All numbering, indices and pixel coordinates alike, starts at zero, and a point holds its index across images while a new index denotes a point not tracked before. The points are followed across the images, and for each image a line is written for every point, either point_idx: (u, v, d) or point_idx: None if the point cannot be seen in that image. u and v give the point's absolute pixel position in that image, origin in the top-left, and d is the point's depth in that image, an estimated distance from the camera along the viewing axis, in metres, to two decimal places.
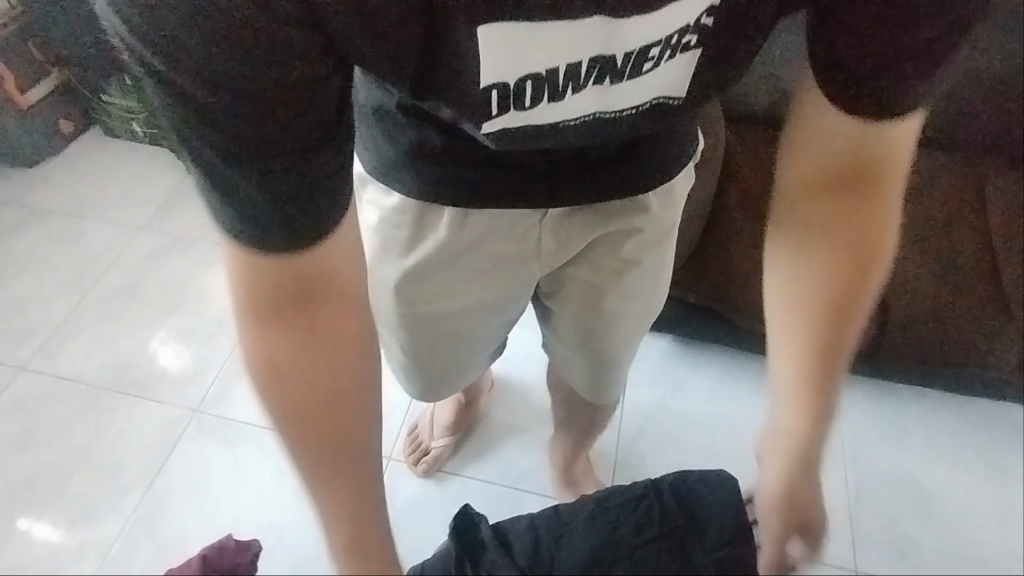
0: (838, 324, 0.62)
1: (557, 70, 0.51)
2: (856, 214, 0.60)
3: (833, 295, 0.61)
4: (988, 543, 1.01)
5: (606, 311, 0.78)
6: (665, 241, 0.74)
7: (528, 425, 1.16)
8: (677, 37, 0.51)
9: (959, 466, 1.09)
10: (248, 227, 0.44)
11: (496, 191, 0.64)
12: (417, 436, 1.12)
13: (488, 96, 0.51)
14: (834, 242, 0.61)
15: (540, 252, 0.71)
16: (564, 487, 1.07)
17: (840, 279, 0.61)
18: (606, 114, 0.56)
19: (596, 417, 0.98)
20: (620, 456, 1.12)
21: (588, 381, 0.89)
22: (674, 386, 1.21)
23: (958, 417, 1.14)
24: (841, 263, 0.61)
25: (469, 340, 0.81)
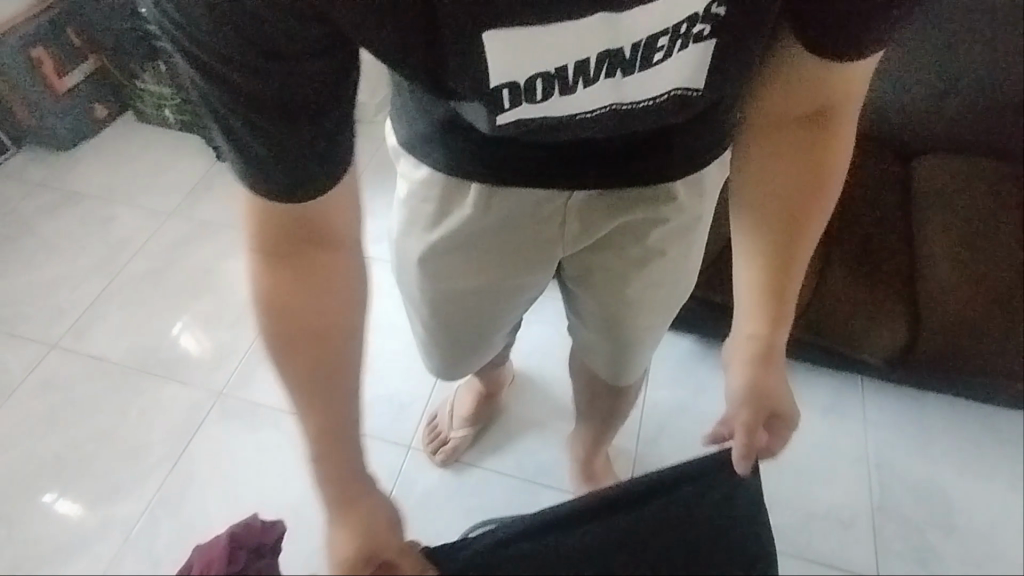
0: (789, 256, 0.67)
1: (566, 68, 0.52)
2: (809, 156, 0.65)
3: (787, 229, 0.66)
4: (1008, 547, 1.00)
5: (631, 297, 0.78)
6: (694, 231, 0.73)
7: (547, 420, 1.16)
8: (686, 26, 0.53)
9: (978, 471, 1.07)
10: (260, 173, 0.47)
11: (518, 175, 0.64)
12: (435, 425, 1.13)
13: (499, 95, 0.53)
14: (790, 188, 0.66)
15: (564, 235, 0.71)
16: (585, 482, 1.06)
17: (793, 222, 0.66)
18: (622, 107, 0.57)
19: (615, 407, 0.98)
20: (640, 453, 1.12)
21: (609, 364, 0.89)
22: (694, 384, 1.20)
23: (979, 423, 1.12)
24: (797, 197, 0.66)
25: (492, 319, 0.82)
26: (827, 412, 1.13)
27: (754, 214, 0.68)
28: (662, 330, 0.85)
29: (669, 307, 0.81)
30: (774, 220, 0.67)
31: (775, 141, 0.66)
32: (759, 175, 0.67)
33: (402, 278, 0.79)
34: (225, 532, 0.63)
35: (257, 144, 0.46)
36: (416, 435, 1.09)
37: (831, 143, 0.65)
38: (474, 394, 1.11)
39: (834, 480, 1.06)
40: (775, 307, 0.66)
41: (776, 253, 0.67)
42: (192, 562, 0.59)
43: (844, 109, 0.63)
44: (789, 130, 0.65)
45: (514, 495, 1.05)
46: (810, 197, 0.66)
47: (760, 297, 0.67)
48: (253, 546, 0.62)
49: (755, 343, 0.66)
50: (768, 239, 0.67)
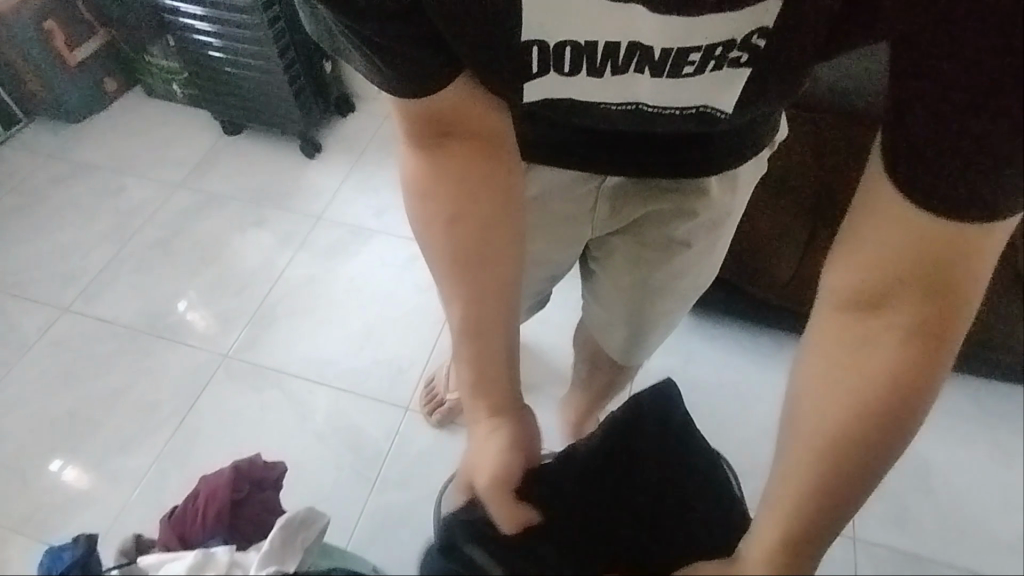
0: (848, 462, 0.42)
1: (596, 44, 0.52)
2: (905, 325, 0.42)
3: (854, 419, 0.42)
4: (981, 512, 1.04)
5: (652, 282, 0.80)
6: (722, 226, 0.75)
7: (542, 383, 1.19)
8: (721, 49, 0.50)
9: (957, 438, 1.11)
10: (391, 78, 0.50)
11: (545, 150, 0.66)
12: (432, 387, 1.15)
13: (529, 51, 0.52)
14: (858, 363, 0.43)
15: (595, 216, 0.74)
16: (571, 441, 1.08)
17: (862, 418, 0.42)
18: (647, 107, 0.57)
19: (615, 377, 1.01)
20: None
21: (624, 343, 0.90)
22: (686, 353, 1.23)
23: (960, 394, 1.16)
24: (873, 371, 0.42)
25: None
26: None
27: (803, 401, 0.44)
28: (678, 315, 0.86)
29: (688, 296, 0.83)
30: (827, 405, 0.43)
31: (859, 302, 0.44)
32: (831, 329, 0.45)
33: None
34: (230, 465, 0.67)
35: (386, 52, 0.49)
36: (413, 397, 1.18)
37: (932, 324, 0.42)
38: None
39: None
40: (811, 524, 0.42)
41: (818, 457, 0.42)
42: (197, 490, 0.64)
43: (965, 286, 0.42)
44: (873, 290, 0.43)
45: None
46: (895, 381, 0.42)
47: (800, 504, 0.42)
48: (256, 480, 0.67)
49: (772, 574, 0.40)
50: (819, 426, 0.43)
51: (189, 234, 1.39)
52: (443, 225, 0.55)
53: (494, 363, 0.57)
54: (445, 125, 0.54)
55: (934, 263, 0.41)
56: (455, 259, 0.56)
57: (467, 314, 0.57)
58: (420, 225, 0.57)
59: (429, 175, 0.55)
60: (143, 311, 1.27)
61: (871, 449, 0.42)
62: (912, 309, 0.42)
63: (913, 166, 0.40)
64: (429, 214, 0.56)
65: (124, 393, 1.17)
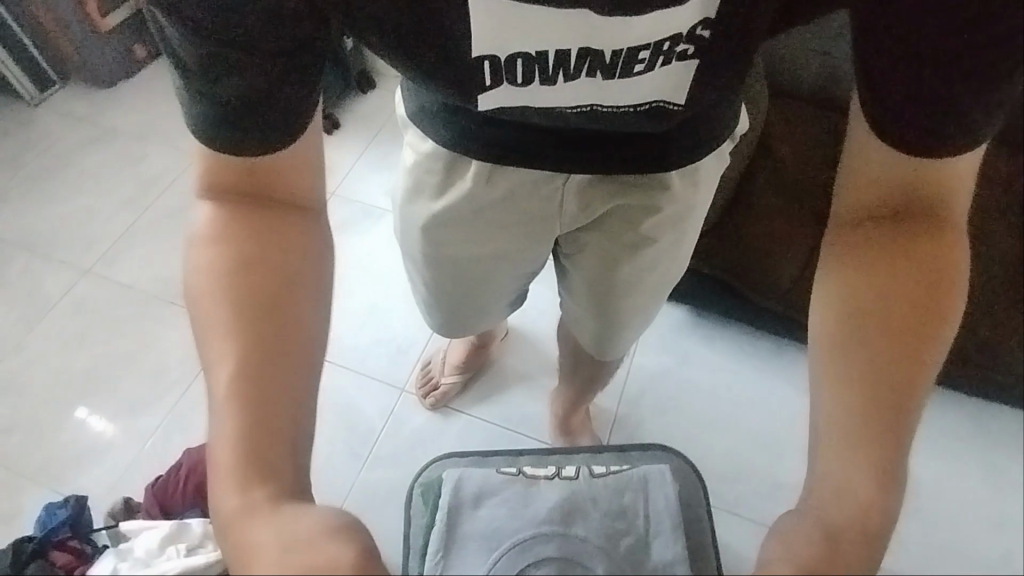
0: (893, 395, 0.40)
1: (547, 53, 0.52)
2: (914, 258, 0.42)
3: (885, 349, 0.41)
4: (950, 528, 1.08)
5: (621, 279, 0.78)
6: (687, 221, 0.73)
7: (536, 374, 1.21)
8: (668, 44, 0.51)
9: (935, 451, 1.14)
10: (231, 120, 0.43)
11: (504, 155, 0.64)
12: (428, 370, 1.18)
13: (480, 66, 0.53)
14: (877, 297, 0.42)
15: (563, 213, 0.72)
16: (561, 435, 1.12)
17: (890, 351, 0.41)
18: (602, 107, 0.57)
19: (599, 372, 1.00)
20: (620, 415, 1.17)
21: (595, 339, 0.90)
22: (684, 353, 1.22)
23: (945, 409, 1.18)
24: (889, 303, 0.42)
25: (487, 292, 0.87)
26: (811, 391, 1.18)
27: (825, 350, 0.43)
28: (651, 309, 0.86)
29: (660, 291, 0.82)
30: (851, 346, 0.42)
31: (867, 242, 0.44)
32: (845, 271, 0.44)
33: (404, 239, 0.81)
34: (213, 443, 0.72)
35: (233, 87, 0.42)
36: (410, 378, 1.21)
37: (939, 248, 0.42)
38: (466, 346, 1.13)
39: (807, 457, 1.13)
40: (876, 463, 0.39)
41: (857, 390, 0.40)
42: None
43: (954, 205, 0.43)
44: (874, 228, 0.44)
45: (497, 444, 1.14)
46: (915, 313, 0.41)
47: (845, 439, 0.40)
48: None
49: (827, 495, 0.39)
50: (845, 366, 0.41)
51: None
52: (228, 265, 0.43)
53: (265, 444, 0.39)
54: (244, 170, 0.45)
55: (920, 189, 0.43)
56: (232, 300, 0.43)
57: (236, 375, 0.41)
58: (198, 261, 0.44)
59: (205, 226, 0.45)
60: (155, 277, 1.30)
61: (909, 383, 0.40)
62: (917, 240, 0.42)
63: (889, 123, 0.41)
64: (221, 249, 0.44)
65: (138, 356, 1.22)
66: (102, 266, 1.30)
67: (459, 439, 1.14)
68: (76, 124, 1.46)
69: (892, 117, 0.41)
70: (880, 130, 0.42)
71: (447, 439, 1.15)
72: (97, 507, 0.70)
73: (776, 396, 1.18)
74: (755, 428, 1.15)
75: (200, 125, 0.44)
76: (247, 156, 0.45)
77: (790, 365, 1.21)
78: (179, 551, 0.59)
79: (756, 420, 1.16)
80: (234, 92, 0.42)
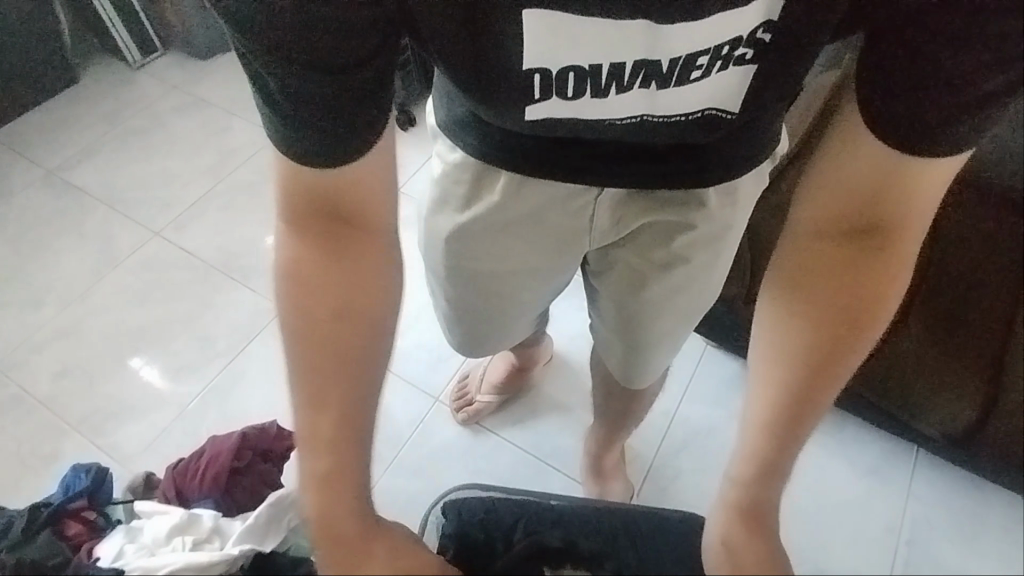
0: (815, 371, 0.51)
1: (600, 67, 0.51)
2: (859, 258, 0.51)
3: (819, 339, 0.51)
4: None
5: (647, 299, 0.74)
6: (723, 240, 0.69)
7: (573, 406, 1.16)
8: (728, 48, 0.49)
9: (997, 557, 1.03)
10: (298, 133, 0.44)
11: (545, 165, 0.63)
12: (465, 385, 1.15)
13: (530, 78, 0.52)
14: (811, 303, 0.52)
15: (593, 228, 0.69)
16: (591, 477, 1.05)
17: (816, 345, 0.51)
18: (652, 118, 0.55)
19: (631, 410, 0.94)
20: (656, 463, 1.11)
21: (622, 366, 0.85)
22: (733, 409, 1.15)
23: (1014, 513, 1.06)
24: (831, 296, 0.51)
25: (512, 312, 0.81)
26: (865, 472, 1.10)
27: (793, 314, 0.52)
28: (681, 337, 0.80)
29: (690, 317, 0.77)
30: (808, 315, 0.51)
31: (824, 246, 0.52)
32: (806, 269, 0.52)
33: (427, 253, 0.78)
34: (240, 429, 0.69)
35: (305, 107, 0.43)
36: (445, 389, 1.18)
37: (875, 261, 0.50)
38: (507, 366, 1.11)
39: (854, 543, 1.04)
40: (789, 428, 0.51)
41: (792, 372, 0.51)
42: (204, 448, 0.67)
43: (909, 219, 0.49)
44: (823, 246, 0.52)
45: (522, 471, 1.10)
46: (852, 308, 0.50)
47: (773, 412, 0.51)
48: (260, 451, 0.69)
49: (757, 458, 0.51)
50: (779, 358, 0.52)
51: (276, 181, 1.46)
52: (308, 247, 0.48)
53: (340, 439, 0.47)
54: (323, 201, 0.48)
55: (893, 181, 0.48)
56: (316, 290, 0.48)
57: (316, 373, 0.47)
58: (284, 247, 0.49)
59: (288, 267, 0.49)
60: (218, 246, 1.34)
61: (836, 361, 0.51)
62: (860, 258, 0.50)
63: (895, 119, 0.44)
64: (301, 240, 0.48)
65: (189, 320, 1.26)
66: (171, 230, 1.34)
67: (485, 460, 1.11)
68: (168, 90, 1.52)
69: (887, 106, 0.44)
70: (874, 125, 0.46)
71: (474, 459, 1.11)
72: (110, 472, 0.65)
73: (822, 467, 1.10)
74: (802, 503, 1.07)
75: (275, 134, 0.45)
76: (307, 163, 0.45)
77: (848, 441, 1.12)
78: (187, 544, 0.56)
79: (803, 494, 1.08)
80: (308, 108, 0.43)
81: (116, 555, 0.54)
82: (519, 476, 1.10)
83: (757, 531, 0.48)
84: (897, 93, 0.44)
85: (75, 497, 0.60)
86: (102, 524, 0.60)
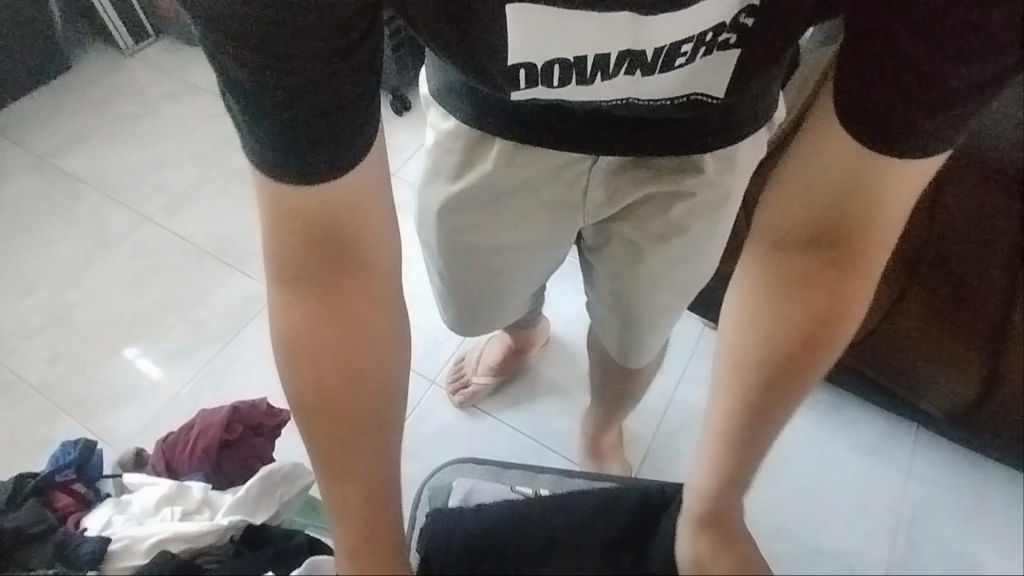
0: (775, 388, 0.48)
1: (585, 59, 0.50)
2: (823, 269, 0.48)
3: (781, 354, 0.48)
4: None
5: (644, 272, 0.73)
6: (722, 210, 0.67)
7: (571, 388, 1.15)
8: (711, 35, 0.49)
9: (995, 532, 1.02)
10: (279, 155, 0.41)
11: (537, 136, 0.62)
12: (462, 366, 1.14)
13: (515, 73, 0.52)
14: (779, 310, 0.48)
15: (587, 202, 0.68)
16: (588, 457, 1.05)
17: (781, 355, 0.48)
18: (637, 101, 0.55)
19: (629, 389, 0.93)
20: (654, 445, 1.11)
21: (619, 343, 0.83)
22: None
23: (1010, 488, 1.06)
24: (794, 310, 0.48)
25: (508, 287, 0.80)
26: (865, 452, 1.09)
27: (754, 329, 0.49)
28: (680, 312, 0.79)
29: (688, 291, 0.76)
30: (770, 332, 0.48)
31: (787, 258, 0.49)
32: (768, 283, 0.49)
33: (420, 228, 0.77)
34: (232, 403, 0.69)
35: (285, 129, 0.40)
36: (442, 371, 1.17)
37: (845, 263, 0.47)
38: (504, 347, 1.10)
39: (853, 520, 1.04)
40: (749, 445, 0.48)
41: (752, 389, 0.48)
42: (193, 422, 0.66)
43: (878, 226, 0.47)
44: (791, 251, 0.49)
45: (520, 453, 1.10)
46: (815, 321, 0.48)
47: (734, 432, 0.48)
48: (252, 425, 0.68)
49: (721, 479, 0.48)
50: (747, 368, 0.49)
51: None
52: (303, 281, 0.45)
53: (354, 471, 0.45)
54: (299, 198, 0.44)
55: (861, 189, 0.45)
56: (308, 319, 0.46)
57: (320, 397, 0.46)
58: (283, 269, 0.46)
59: (286, 286, 0.46)
60: (212, 233, 1.33)
61: (796, 378, 0.48)
62: (826, 267, 0.48)
63: (872, 116, 0.42)
64: (298, 267, 0.45)
65: (186, 304, 1.25)
66: (164, 216, 1.33)
67: (482, 442, 1.10)
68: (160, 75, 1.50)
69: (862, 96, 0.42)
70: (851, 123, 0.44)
71: (471, 441, 1.11)
72: (96, 444, 0.64)
73: (821, 445, 1.10)
74: (800, 482, 1.06)
75: (259, 162, 0.42)
76: (305, 185, 0.43)
77: (848, 422, 1.12)
78: (176, 514, 0.55)
79: (802, 473, 1.07)
80: (292, 125, 0.40)
81: (104, 524, 0.53)
82: (516, 458, 1.09)
83: (729, 550, 0.46)
84: (869, 88, 0.42)
85: (62, 469, 0.59)
86: (92, 498, 0.59)
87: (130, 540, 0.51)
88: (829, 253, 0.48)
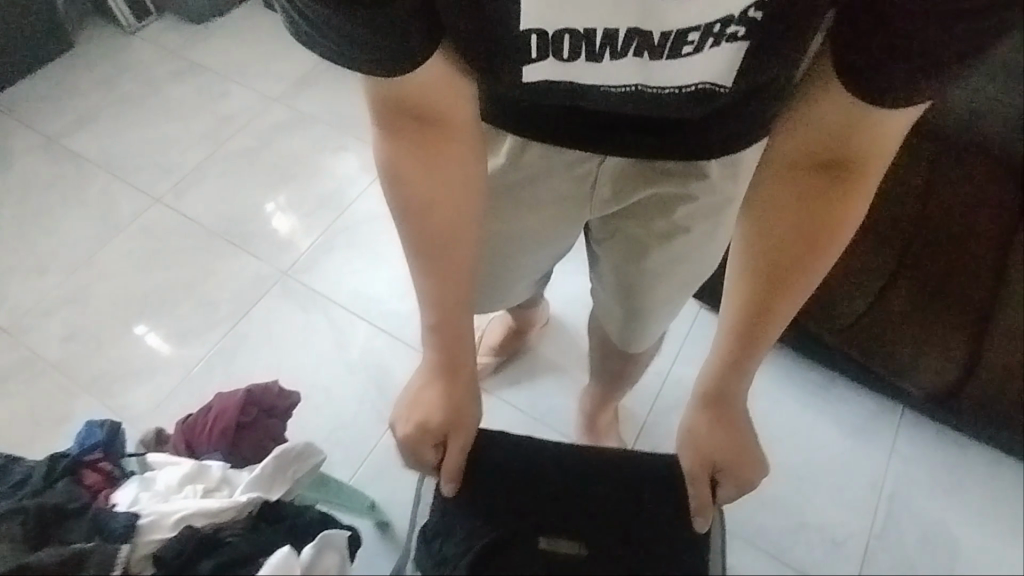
0: (773, 291, 0.58)
1: (595, 31, 0.51)
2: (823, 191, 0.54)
3: (776, 262, 0.57)
4: None
5: (648, 267, 0.76)
6: (724, 211, 0.70)
7: (570, 367, 1.19)
8: (719, 25, 0.49)
9: (971, 507, 1.07)
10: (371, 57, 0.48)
11: (546, 129, 0.63)
12: None
13: (525, 40, 0.52)
14: (767, 253, 0.57)
15: (593, 196, 0.71)
16: (585, 433, 1.09)
17: (776, 265, 0.57)
18: (646, 87, 0.55)
19: (627, 369, 0.96)
20: (648, 422, 1.15)
21: (620, 330, 0.86)
22: None
23: (988, 466, 1.10)
24: (794, 222, 0.56)
25: (514, 277, 0.83)
26: (851, 432, 1.13)
27: (760, 237, 0.58)
28: (679, 304, 0.82)
29: (688, 284, 0.79)
30: (773, 243, 0.57)
31: (793, 177, 0.56)
32: (775, 196, 0.57)
33: None
34: (245, 387, 0.74)
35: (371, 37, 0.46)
36: None
37: (832, 222, 0.55)
38: (505, 328, 1.14)
39: (837, 497, 1.08)
40: (751, 341, 0.60)
41: (753, 295, 0.59)
42: (213, 405, 0.71)
43: (874, 150, 0.52)
44: (799, 169, 0.55)
45: (519, 428, 1.14)
46: (812, 235, 0.55)
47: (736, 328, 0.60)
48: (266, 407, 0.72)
49: (728, 363, 0.61)
50: (751, 271, 0.58)
51: (276, 148, 1.48)
52: (405, 155, 0.56)
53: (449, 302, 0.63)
54: (412, 110, 0.54)
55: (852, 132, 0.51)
56: (416, 190, 0.58)
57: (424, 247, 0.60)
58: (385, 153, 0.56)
59: (389, 165, 0.57)
60: (222, 214, 1.39)
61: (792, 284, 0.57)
62: (825, 188, 0.54)
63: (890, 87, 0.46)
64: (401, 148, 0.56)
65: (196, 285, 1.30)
66: (172, 197, 1.38)
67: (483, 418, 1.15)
68: None
69: (858, 63, 0.46)
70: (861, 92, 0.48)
71: None
72: (122, 427, 0.69)
73: (808, 424, 1.14)
74: (788, 461, 1.11)
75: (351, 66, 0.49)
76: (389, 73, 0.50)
77: (839, 404, 1.15)
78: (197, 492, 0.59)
79: (788, 452, 1.12)
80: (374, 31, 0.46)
81: (131, 501, 0.57)
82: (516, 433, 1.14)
83: (722, 420, 0.62)
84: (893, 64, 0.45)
85: (89, 450, 0.63)
86: (118, 475, 0.63)
87: (157, 515, 0.55)
88: (828, 176, 0.54)
